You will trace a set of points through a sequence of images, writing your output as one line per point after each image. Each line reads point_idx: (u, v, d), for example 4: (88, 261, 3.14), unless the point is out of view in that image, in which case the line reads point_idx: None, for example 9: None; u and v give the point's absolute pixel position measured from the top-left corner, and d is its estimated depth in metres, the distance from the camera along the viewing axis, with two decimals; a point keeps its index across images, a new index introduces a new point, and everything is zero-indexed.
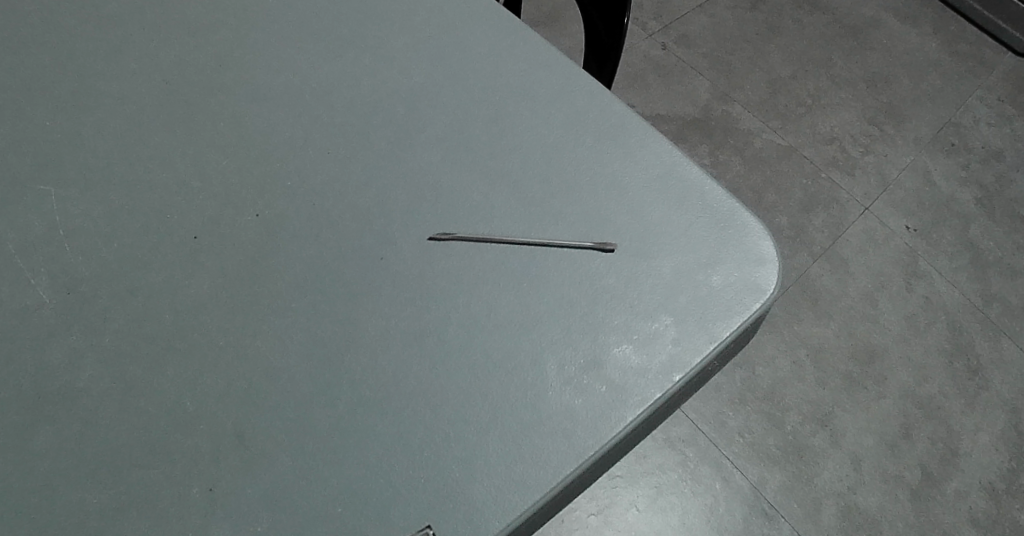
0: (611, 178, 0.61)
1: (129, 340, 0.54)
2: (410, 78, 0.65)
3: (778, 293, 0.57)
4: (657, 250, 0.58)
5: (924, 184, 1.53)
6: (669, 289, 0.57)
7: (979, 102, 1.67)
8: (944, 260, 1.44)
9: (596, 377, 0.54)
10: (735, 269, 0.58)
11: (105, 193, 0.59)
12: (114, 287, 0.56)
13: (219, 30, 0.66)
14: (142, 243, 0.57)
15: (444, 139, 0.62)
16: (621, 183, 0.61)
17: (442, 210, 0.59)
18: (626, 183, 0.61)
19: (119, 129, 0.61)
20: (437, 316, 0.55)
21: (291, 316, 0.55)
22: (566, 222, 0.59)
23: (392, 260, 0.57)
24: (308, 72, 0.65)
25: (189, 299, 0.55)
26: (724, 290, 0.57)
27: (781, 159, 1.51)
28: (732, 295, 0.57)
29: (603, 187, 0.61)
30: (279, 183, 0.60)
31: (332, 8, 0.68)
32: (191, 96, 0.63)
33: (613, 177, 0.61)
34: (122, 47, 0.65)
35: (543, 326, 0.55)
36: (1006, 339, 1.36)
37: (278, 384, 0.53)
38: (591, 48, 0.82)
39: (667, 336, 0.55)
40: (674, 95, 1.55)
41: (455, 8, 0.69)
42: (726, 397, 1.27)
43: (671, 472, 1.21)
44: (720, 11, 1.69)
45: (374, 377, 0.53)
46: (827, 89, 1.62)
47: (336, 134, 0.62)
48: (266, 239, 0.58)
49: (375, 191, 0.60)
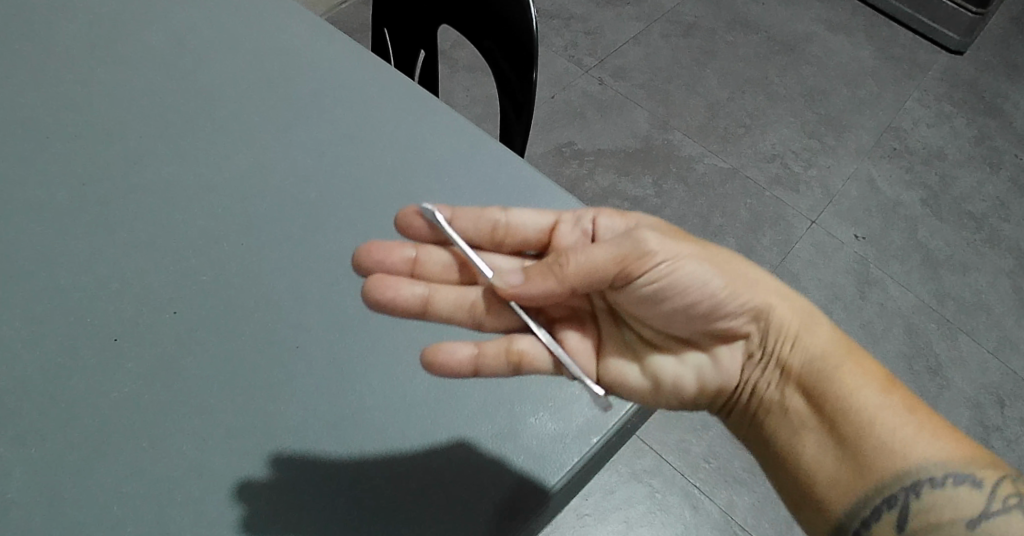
0: (597, 214, 0.65)
1: (53, 450, 0.52)
2: (322, 165, 0.68)
3: (783, 311, 0.64)
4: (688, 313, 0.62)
5: (868, 191, 1.57)
6: (541, 364, 0.57)
7: (917, 104, 1.74)
8: (894, 264, 1.47)
9: (519, 445, 0.56)
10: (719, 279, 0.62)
11: (25, 300, 0.58)
12: (36, 395, 0.54)
13: (133, 129, 0.67)
14: (61, 348, 0.56)
15: (357, 227, 0.64)
16: (592, 226, 0.65)
17: (359, 293, 0.61)
18: (616, 224, 0.65)
19: (36, 235, 0.61)
20: (356, 401, 0.56)
21: (208, 414, 0.55)
22: (540, 281, 0.58)
23: (307, 348, 0.58)
24: (222, 166, 0.66)
25: (112, 403, 0.54)
26: (679, 376, 0.64)
27: (724, 182, 1.53)
28: (677, 385, 0.64)
29: (488, 245, 0.64)
30: (193, 279, 0.60)
31: (246, 102, 0.71)
32: (109, 196, 0.64)
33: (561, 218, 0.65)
34: (29, 154, 0.65)
35: (462, 401, 0.57)
36: (962, 335, 1.39)
37: (204, 481, 0.52)
38: (506, 99, 0.82)
39: (582, 399, 0.58)
40: (614, 128, 1.57)
41: (366, 94, 0.73)
42: (689, 424, 1.26)
43: (639, 505, 1.17)
44: (654, 43, 1.74)
45: (299, 465, 0.53)
46: (764, 108, 1.67)
47: (250, 225, 0.63)
48: (186, 337, 0.58)
49: (288, 278, 0.61)
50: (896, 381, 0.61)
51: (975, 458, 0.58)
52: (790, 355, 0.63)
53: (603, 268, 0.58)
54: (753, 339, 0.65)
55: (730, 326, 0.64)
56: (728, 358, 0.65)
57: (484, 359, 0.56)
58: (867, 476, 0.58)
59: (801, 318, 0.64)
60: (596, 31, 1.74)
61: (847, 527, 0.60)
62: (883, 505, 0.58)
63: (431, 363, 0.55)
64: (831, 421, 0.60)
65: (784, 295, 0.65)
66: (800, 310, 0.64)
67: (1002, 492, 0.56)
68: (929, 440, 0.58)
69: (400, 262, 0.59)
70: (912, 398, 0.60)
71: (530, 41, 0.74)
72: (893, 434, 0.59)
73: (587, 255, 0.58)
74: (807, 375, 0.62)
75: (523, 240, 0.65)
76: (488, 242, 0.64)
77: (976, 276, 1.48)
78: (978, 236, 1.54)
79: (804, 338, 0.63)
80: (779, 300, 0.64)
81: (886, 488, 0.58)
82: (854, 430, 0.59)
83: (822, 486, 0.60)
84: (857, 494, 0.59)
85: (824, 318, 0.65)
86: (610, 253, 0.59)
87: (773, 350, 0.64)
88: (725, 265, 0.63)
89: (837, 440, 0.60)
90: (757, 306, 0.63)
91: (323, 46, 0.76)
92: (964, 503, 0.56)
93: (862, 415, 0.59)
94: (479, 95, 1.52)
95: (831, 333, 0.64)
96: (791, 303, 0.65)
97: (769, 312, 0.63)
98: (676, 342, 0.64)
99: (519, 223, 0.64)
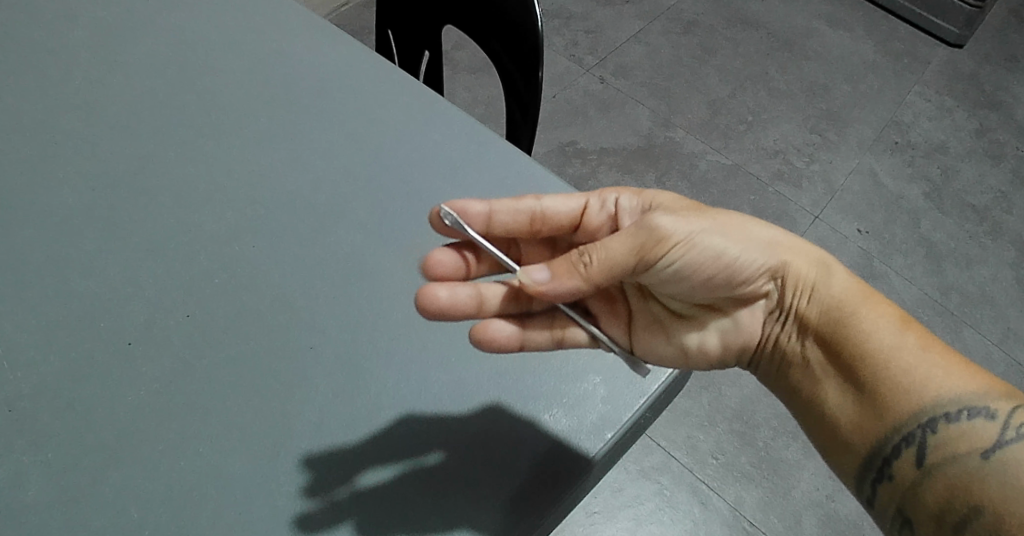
0: (617, 195, 0.68)
1: (71, 453, 0.53)
2: (332, 166, 0.68)
3: (793, 269, 0.65)
4: (709, 282, 0.63)
5: (871, 185, 1.57)
6: (579, 336, 0.61)
7: (918, 97, 1.74)
8: (897, 258, 1.47)
9: (534, 441, 0.56)
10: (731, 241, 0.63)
11: (39, 306, 0.58)
12: (53, 400, 0.54)
13: (143, 134, 0.68)
14: (76, 353, 0.56)
15: (367, 227, 0.65)
16: (614, 208, 0.68)
17: (373, 293, 0.61)
18: (633, 204, 0.68)
19: (49, 240, 0.61)
20: (371, 402, 0.56)
21: (224, 415, 0.55)
22: (567, 280, 0.58)
23: (321, 350, 0.58)
24: (231, 169, 0.67)
25: (129, 406, 0.55)
26: (703, 342, 0.66)
27: (727, 178, 1.53)
28: (703, 350, 0.66)
29: (524, 235, 0.66)
30: (206, 282, 0.60)
31: (254, 104, 0.71)
32: (121, 201, 0.64)
33: (591, 203, 0.67)
34: (40, 159, 0.65)
35: (477, 398, 0.57)
36: (967, 327, 1.39)
37: (223, 482, 0.52)
38: (513, 99, 0.82)
39: (596, 395, 0.58)
40: (616, 127, 1.57)
41: (373, 95, 0.73)
42: (696, 420, 1.27)
43: (648, 502, 1.18)
44: (654, 41, 1.74)
45: (315, 463, 0.54)
46: (766, 104, 1.67)
47: (260, 228, 0.64)
48: (200, 340, 0.58)
49: (299, 281, 0.61)
50: (911, 320, 0.62)
51: (990, 388, 0.59)
52: (805, 306, 0.65)
53: (622, 262, 0.59)
54: (771, 297, 0.66)
55: (748, 288, 0.65)
56: (748, 317, 0.67)
57: (529, 334, 0.59)
58: (886, 417, 0.60)
59: (816, 271, 0.65)
60: (596, 30, 1.74)
61: (872, 465, 0.61)
62: (902, 443, 0.59)
63: (481, 341, 0.57)
64: (849, 367, 0.62)
65: (793, 248, 0.66)
66: (810, 262, 0.65)
67: (1016, 422, 0.56)
68: (943, 376, 0.59)
69: (450, 266, 0.60)
70: (926, 335, 0.61)
71: (535, 42, 0.74)
72: (908, 373, 0.60)
73: (606, 252, 0.59)
74: (824, 324, 0.64)
75: (557, 226, 0.67)
76: (526, 231, 0.66)
77: (979, 269, 1.48)
78: (981, 229, 1.54)
79: (820, 289, 0.64)
80: (795, 254, 0.65)
81: (905, 427, 0.59)
82: (871, 373, 0.61)
83: (845, 431, 0.62)
84: (878, 434, 0.60)
85: (839, 266, 0.66)
86: (629, 245, 0.59)
87: (789, 305, 0.65)
88: (738, 227, 0.64)
89: (855, 385, 0.62)
90: (773, 265, 0.65)
91: (329, 49, 0.76)
92: (978, 433, 0.57)
93: (878, 360, 0.60)
94: (480, 96, 1.52)
95: (846, 280, 0.65)
96: (806, 256, 0.66)
97: (780, 267, 0.65)
98: (701, 310, 0.67)
99: (553, 212, 0.65)
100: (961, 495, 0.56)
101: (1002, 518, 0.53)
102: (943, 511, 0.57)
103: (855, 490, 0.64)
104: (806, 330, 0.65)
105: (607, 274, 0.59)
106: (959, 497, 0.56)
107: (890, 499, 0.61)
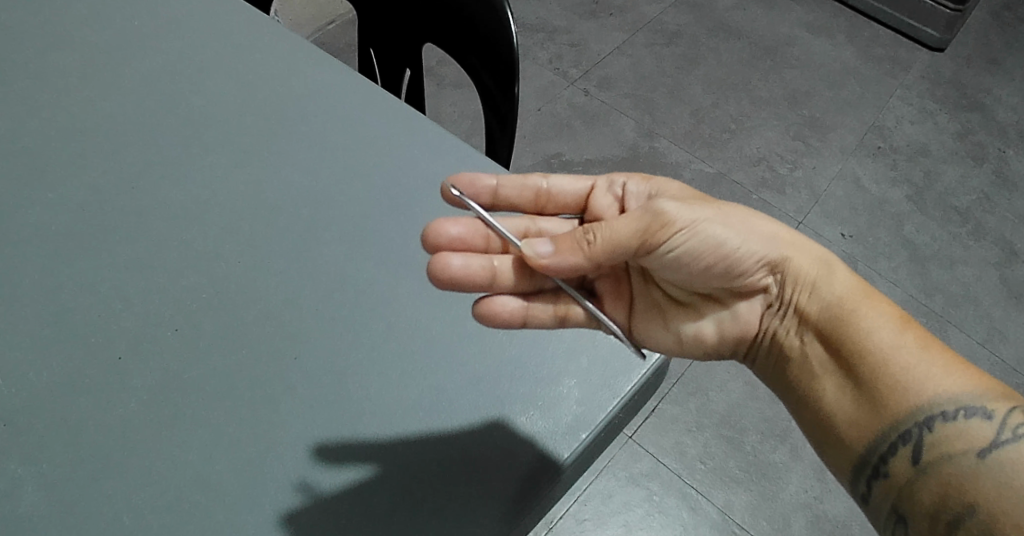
0: (626, 180, 0.72)
1: (65, 465, 0.55)
2: (314, 183, 0.70)
3: (794, 263, 0.68)
4: (709, 273, 0.66)
5: (854, 190, 1.60)
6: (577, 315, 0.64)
7: (900, 102, 1.77)
8: (882, 261, 1.50)
9: (510, 443, 0.58)
10: (734, 235, 0.66)
11: (33, 324, 0.60)
12: (47, 414, 0.57)
13: (133, 155, 0.70)
14: (69, 369, 0.58)
15: (349, 239, 0.67)
16: (621, 192, 0.72)
17: (353, 303, 0.63)
18: (641, 190, 0.72)
19: (41, 261, 0.64)
20: (355, 409, 0.58)
21: (212, 425, 0.57)
22: (569, 254, 0.62)
23: (305, 359, 0.60)
24: (218, 188, 0.69)
25: (122, 418, 0.57)
26: (700, 329, 0.69)
27: (712, 186, 1.56)
28: (699, 338, 0.69)
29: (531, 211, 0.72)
30: (193, 297, 0.63)
31: (238, 124, 0.73)
32: (111, 221, 0.66)
33: (598, 184, 0.72)
34: (31, 184, 0.68)
35: (454, 404, 0.59)
36: (952, 328, 1.41)
37: (212, 489, 0.54)
38: (491, 113, 0.85)
39: (571, 398, 0.60)
40: (601, 138, 1.60)
41: (353, 112, 0.75)
42: (684, 426, 1.29)
43: (638, 508, 1.19)
44: (638, 52, 1.78)
45: (299, 469, 0.56)
46: (748, 112, 1.70)
47: (246, 244, 0.66)
48: (188, 353, 0.60)
49: (283, 294, 0.63)
50: (909, 320, 0.64)
51: (989, 389, 0.60)
52: (805, 302, 0.67)
53: (626, 243, 0.62)
54: (770, 290, 0.69)
55: (749, 281, 0.68)
56: (747, 309, 0.70)
57: (532, 309, 0.63)
58: (883, 413, 0.62)
59: (816, 268, 0.68)
60: (580, 43, 1.77)
61: (868, 461, 0.63)
62: (899, 440, 0.61)
63: (484, 317, 0.61)
64: (848, 362, 0.64)
65: (796, 246, 0.69)
66: (811, 260, 0.68)
67: (1013, 422, 0.58)
68: (942, 375, 0.61)
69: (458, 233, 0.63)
70: (924, 335, 0.63)
71: (511, 56, 0.77)
72: (906, 371, 0.62)
73: (611, 230, 0.62)
74: (823, 320, 0.66)
75: (563, 204, 0.73)
76: (532, 206, 0.71)
77: (963, 269, 1.50)
78: (964, 230, 1.57)
79: (820, 287, 0.67)
80: (797, 251, 0.68)
81: (902, 423, 0.61)
82: (869, 370, 0.63)
83: (843, 426, 0.64)
84: (876, 430, 0.62)
85: (839, 266, 0.68)
86: (635, 226, 0.62)
87: (789, 300, 0.68)
88: (744, 223, 0.67)
89: (853, 380, 0.64)
90: (775, 259, 0.68)
91: (309, 68, 0.78)
92: (975, 433, 0.58)
93: (876, 356, 0.62)
94: (466, 110, 1.55)
95: (848, 279, 0.67)
96: (807, 254, 0.68)
97: (782, 263, 0.68)
98: (701, 300, 0.69)
99: (558, 189, 0.72)
100: (956, 494, 0.57)
101: (993, 517, 0.54)
102: (938, 509, 0.58)
103: (850, 487, 0.66)
104: (806, 325, 0.67)
105: (608, 252, 0.62)
106: (954, 496, 0.57)
107: (887, 497, 0.62)
